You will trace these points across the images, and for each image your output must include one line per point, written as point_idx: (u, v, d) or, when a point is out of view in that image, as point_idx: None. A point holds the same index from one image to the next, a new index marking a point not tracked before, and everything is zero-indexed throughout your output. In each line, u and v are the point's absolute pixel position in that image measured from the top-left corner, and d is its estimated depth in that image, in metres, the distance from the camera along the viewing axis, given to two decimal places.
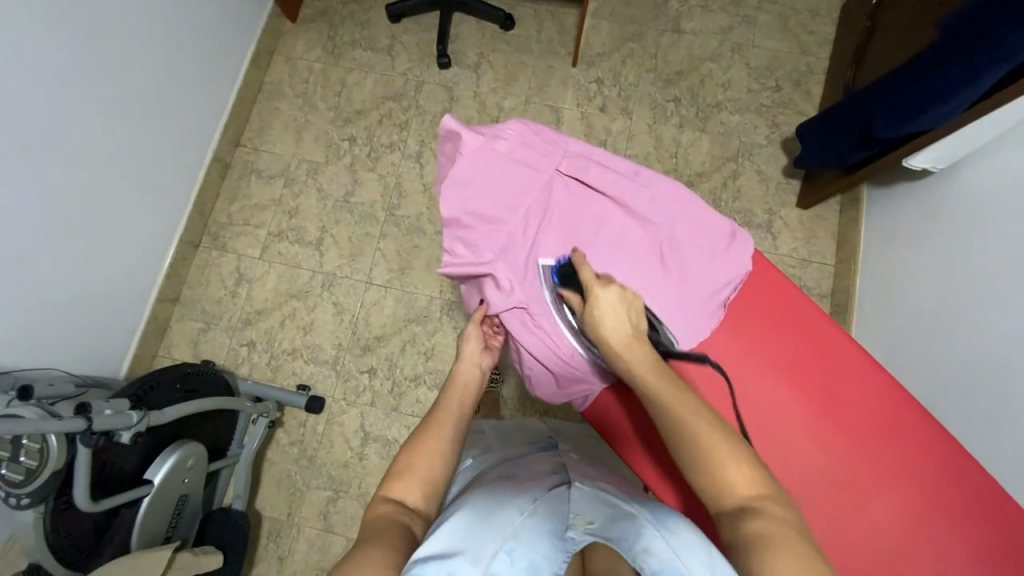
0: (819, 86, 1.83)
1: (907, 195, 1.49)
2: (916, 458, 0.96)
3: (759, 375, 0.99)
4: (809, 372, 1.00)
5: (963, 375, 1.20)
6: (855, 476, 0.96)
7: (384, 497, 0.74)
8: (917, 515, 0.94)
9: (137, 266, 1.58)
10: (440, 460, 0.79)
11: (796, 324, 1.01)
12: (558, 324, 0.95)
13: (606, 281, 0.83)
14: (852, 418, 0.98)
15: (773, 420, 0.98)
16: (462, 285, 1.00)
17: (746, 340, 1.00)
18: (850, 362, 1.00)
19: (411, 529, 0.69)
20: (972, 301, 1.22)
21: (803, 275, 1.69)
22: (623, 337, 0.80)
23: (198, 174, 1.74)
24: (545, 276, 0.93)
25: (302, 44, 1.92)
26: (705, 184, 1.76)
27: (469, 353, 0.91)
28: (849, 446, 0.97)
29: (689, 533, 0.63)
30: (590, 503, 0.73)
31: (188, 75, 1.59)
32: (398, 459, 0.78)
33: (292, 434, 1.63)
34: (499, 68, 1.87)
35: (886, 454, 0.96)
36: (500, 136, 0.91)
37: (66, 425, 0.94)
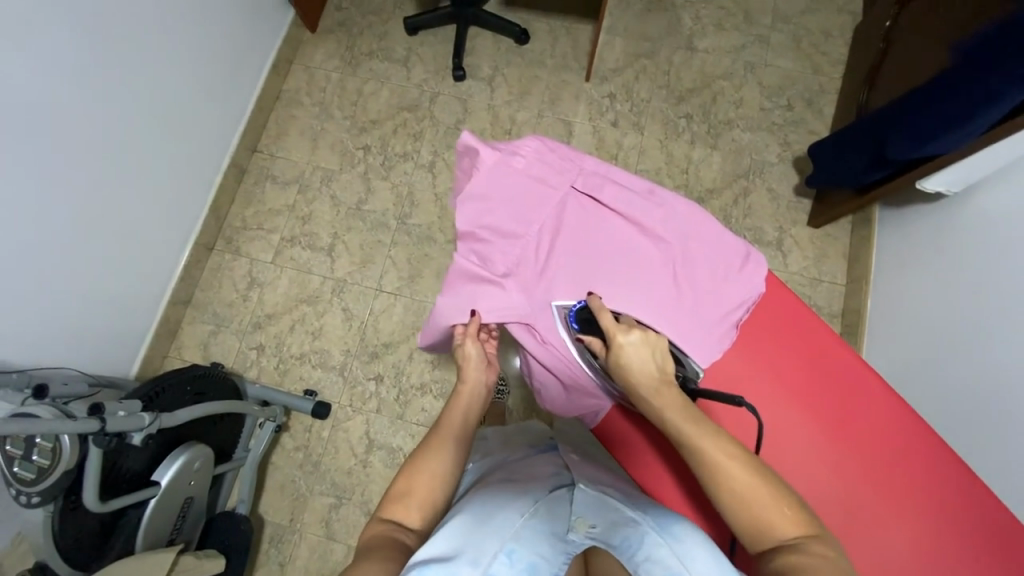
0: (831, 106, 1.83)
1: (919, 215, 1.49)
2: (929, 483, 0.95)
3: (768, 394, 0.99)
4: (819, 393, 0.99)
5: (973, 397, 1.19)
6: (867, 499, 0.94)
7: (380, 517, 0.75)
8: (931, 541, 0.92)
9: (153, 268, 1.61)
10: (440, 480, 0.79)
11: (804, 343, 1.01)
12: (565, 342, 0.94)
13: (629, 327, 0.82)
14: (864, 441, 0.97)
15: (784, 440, 0.97)
16: (440, 299, 0.96)
17: (756, 359, 1.00)
18: (860, 384, 0.99)
19: (407, 549, 0.70)
20: (987, 323, 1.20)
21: (814, 294, 1.68)
22: (651, 379, 0.79)
23: (214, 179, 1.77)
24: (562, 318, 0.93)
25: (320, 54, 1.96)
26: (716, 201, 1.76)
27: (473, 374, 0.89)
28: (861, 468, 0.96)
29: (688, 531, 0.66)
30: (592, 506, 0.76)
31: (209, 83, 1.63)
32: (396, 480, 0.79)
33: (297, 439, 1.64)
34: (513, 82, 1.89)
35: (898, 478, 0.95)
36: (516, 153, 0.93)
37: (79, 426, 0.95)
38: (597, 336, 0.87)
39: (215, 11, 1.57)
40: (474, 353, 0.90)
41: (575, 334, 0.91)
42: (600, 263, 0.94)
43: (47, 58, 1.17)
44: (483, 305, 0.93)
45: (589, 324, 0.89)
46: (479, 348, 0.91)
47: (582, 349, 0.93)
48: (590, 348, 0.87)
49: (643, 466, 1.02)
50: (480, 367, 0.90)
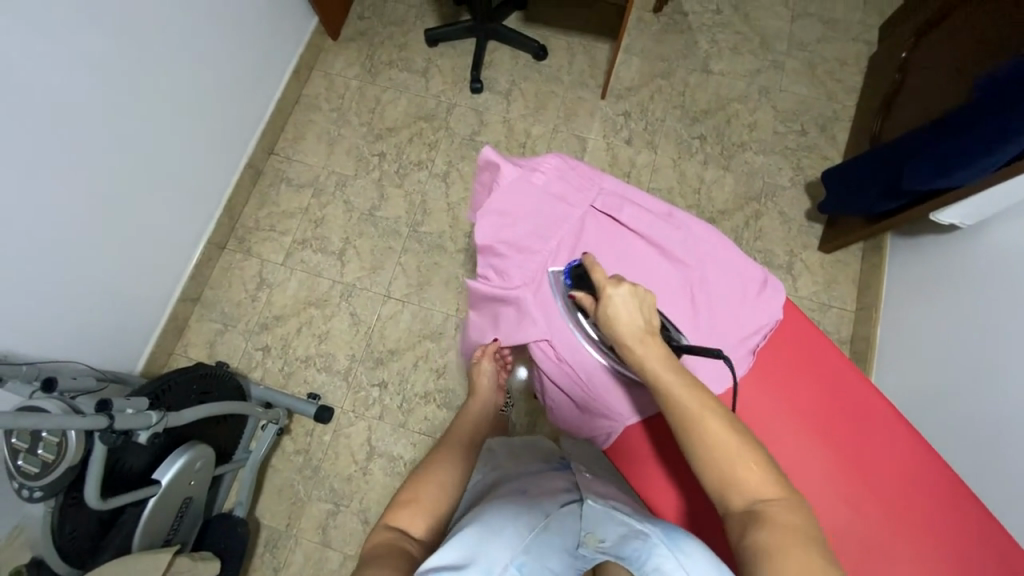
0: (844, 133, 1.84)
1: (934, 243, 1.48)
2: (943, 517, 0.93)
3: (782, 418, 0.98)
4: (834, 421, 0.98)
5: (983, 428, 1.17)
6: (879, 531, 0.93)
7: (386, 525, 0.77)
8: None
9: (165, 265, 1.62)
10: (443, 490, 0.84)
11: (821, 369, 1.00)
12: (581, 343, 0.93)
13: (619, 280, 0.80)
14: (877, 470, 0.96)
15: (796, 465, 0.96)
16: (473, 314, 1.03)
17: (770, 381, 0.99)
18: (876, 414, 0.98)
19: (412, 556, 0.71)
20: (1000, 351, 1.18)
21: (823, 320, 1.67)
22: (637, 332, 0.77)
23: (231, 179, 1.79)
24: (557, 282, 0.92)
25: (341, 61, 1.99)
26: (727, 222, 1.77)
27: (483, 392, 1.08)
28: (874, 498, 0.94)
29: (698, 544, 0.63)
30: (602, 519, 0.72)
31: (230, 84, 1.65)
32: (401, 492, 0.83)
33: (298, 442, 1.63)
34: (529, 97, 1.92)
35: (913, 513, 0.93)
36: (537, 169, 0.94)
37: (87, 423, 0.95)
38: (588, 293, 0.84)
39: (240, 16, 1.61)
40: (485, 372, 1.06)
41: (566, 290, 0.90)
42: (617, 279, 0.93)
43: (72, 52, 1.19)
44: (505, 321, 0.96)
45: (582, 279, 0.87)
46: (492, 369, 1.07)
47: (600, 343, 0.92)
48: (581, 306, 0.84)
49: (649, 480, 0.97)
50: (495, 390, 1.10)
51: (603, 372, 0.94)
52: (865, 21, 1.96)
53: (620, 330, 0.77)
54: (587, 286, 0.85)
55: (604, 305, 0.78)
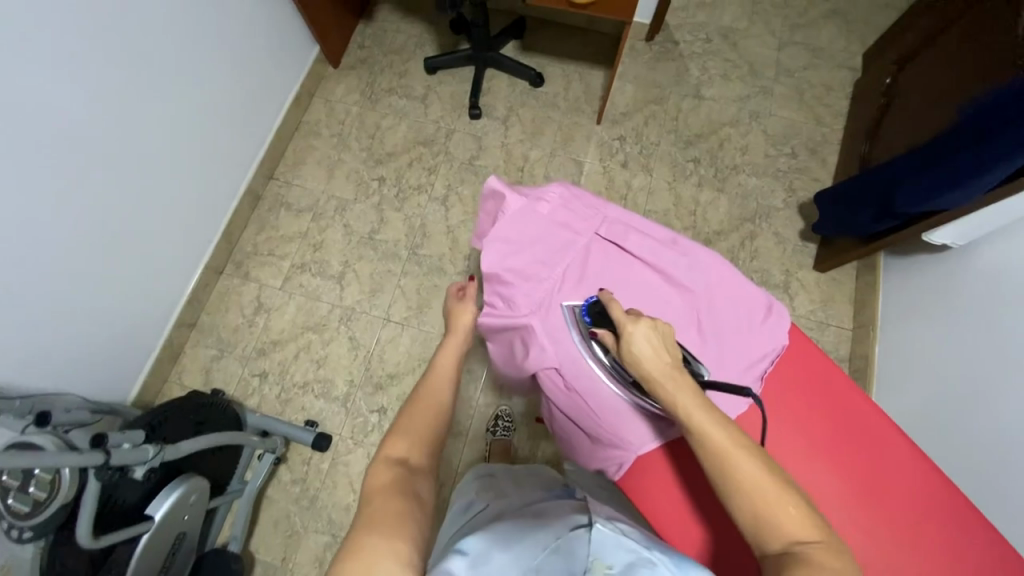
0: (834, 155, 1.90)
1: (926, 264, 1.51)
2: (964, 552, 0.91)
3: (795, 449, 0.97)
4: (850, 453, 0.97)
5: (981, 446, 1.16)
6: (899, 568, 0.90)
7: (382, 463, 0.76)
8: None
9: (162, 290, 1.61)
10: (434, 417, 0.86)
11: (831, 398, 1.00)
12: (590, 369, 0.93)
13: (637, 316, 0.80)
14: (894, 504, 0.94)
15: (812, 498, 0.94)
16: (490, 344, 1.03)
17: (781, 411, 0.99)
18: (888, 443, 0.97)
19: (415, 485, 0.74)
20: (994, 369, 1.19)
21: (821, 338, 1.68)
22: (662, 365, 0.77)
23: (230, 205, 1.79)
24: (573, 317, 0.92)
25: (342, 88, 2.03)
26: (723, 243, 1.79)
27: (461, 331, 0.98)
28: (893, 534, 0.92)
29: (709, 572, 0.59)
30: (610, 544, 0.64)
31: (232, 110, 1.67)
32: (394, 426, 0.83)
33: (295, 471, 1.59)
34: (526, 122, 1.96)
35: (935, 548, 0.91)
36: (542, 199, 0.96)
37: (83, 460, 0.92)
38: (610, 330, 0.85)
39: (244, 44, 1.64)
40: (460, 305, 1.01)
41: (585, 327, 0.90)
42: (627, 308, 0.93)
43: (76, 81, 1.19)
44: (518, 347, 0.96)
45: (602, 317, 0.87)
46: (468, 306, 1.00)
47: (613, 368, 0.91)
48: (603, 342, 0.85)
49: (666, 513, 0.95)
50: (466, 333, 0.99)
51: (611, 400, 0.93)
52: (849, 50, 2.04)
53: (644, 363, 0.77)
54: (609, 323, 0.86)
55: (627, 342, 0.78)
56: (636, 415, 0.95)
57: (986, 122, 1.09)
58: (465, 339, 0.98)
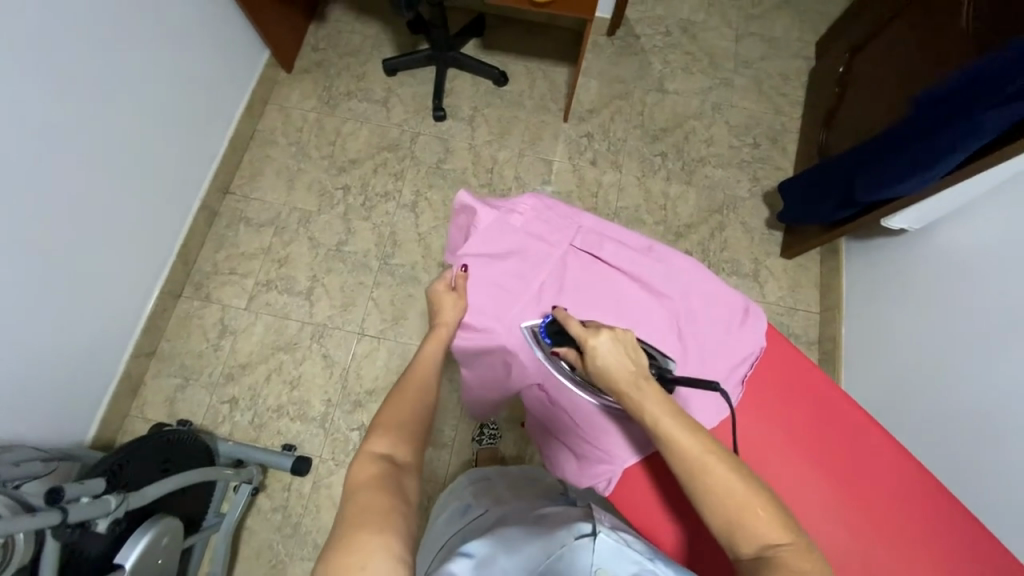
0: (793, 144, 1.95)
1: (885, 248, 1.57)
2: (941, 538, 0.94)
3: (776, 448, 0.99)
4: (831, 449, 1.00)
5: (955, 422, 1.22)
6: (881, 557, 0.93)
7: (367, 457, 0.71)
8: None
9: (114, 319, 1.50)
10: (421, 409, 0.80)
11: (810, 398, 1.03)
12: (564, 386, 0.94)
13: (597, 328, 0.79)
14: (874, 495, 0.97)
15: (797, 494, 0.97)
16: (463, 370, 1.02)
17: (762, 413, 1.01)
18: (864, 437, 1.00)
19: (399, 484, 0.69)
20: (962, 344, 1.26)
21: (791, 323, 1.73)
22: (629, 375, 0.76)
23: (183, 226, 1.69)
24: (533, 337, 0.92)
25: (297, 94, 1.94)
26: (693, 235, 1.82)
27: (448, 320, 0.90)
28: (874, 524, 0.95)
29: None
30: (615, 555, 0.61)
31: (178, 123, 1.57)
32: (378, 417, 0.77)
33: (275, 499, 1.53)
34: (493, 122, 1.92)
35: (914, 536, 0.94)
36: (514, 211, 0.96)
37: (40, 522, 0.85)
38: (573, 347, 0.85)
39: (188, 52, 1.54)
40: (448, 295, 0.91)
41: (547, 346, 0.90)
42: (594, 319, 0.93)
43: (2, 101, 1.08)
44: (499, 368, 0.98)
45: (560, 335, 0.86)
46: (456, 297, 0.91)
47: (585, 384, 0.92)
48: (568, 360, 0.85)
49: (653, 518, 0.96)
50: (457, 324, 0.91)
51: (590, 414, 0.95)
52: (802, 39, 2.09)
53: (614, 374, 0.76)
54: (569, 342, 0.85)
55: (592, 357, 0.78)
56: (611, 425, 0.95)
57: (955, 106, 1.13)
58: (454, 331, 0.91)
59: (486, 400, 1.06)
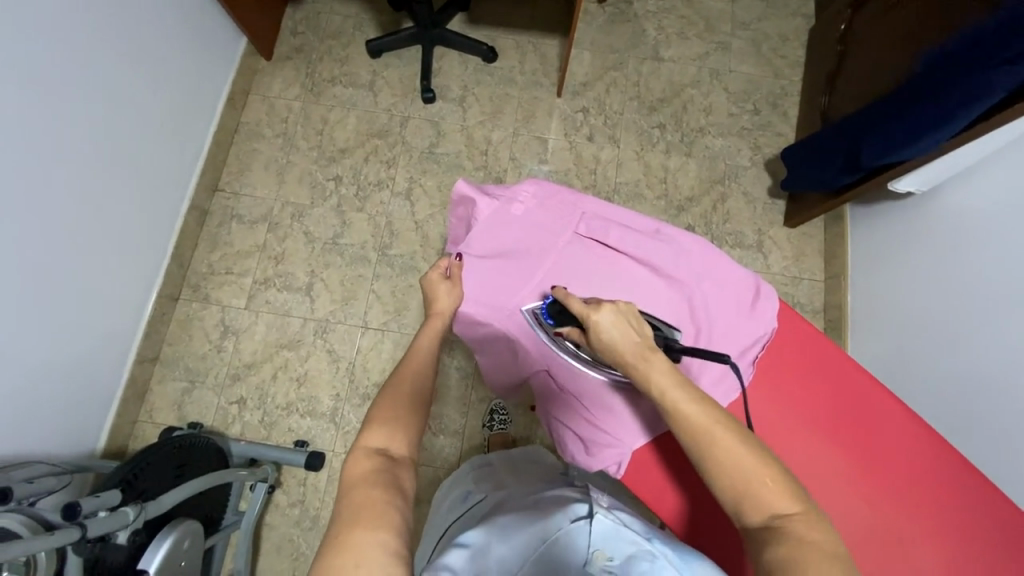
0: (794, 108, 1.89)
1: (890, 212, 1.55)
2: (954, 500, 0.95)
3: (785, 430, 0.99)
4: (843, 422, 1.00)
5: (981, 379, 1.19)
6: (894, 523, 0.95)
7: (364, 449, 0.71)
8: (964, 560, 0.92)
9: (113, 327, 1.48)
10: (416, 405, 0.78)
11: (819, 380, 1.02)
12: (576, 366, 0.93)
13: (599, 303, 0.79)
14: (887, 463, 0.98)
15: (811, 469, 0.97)
16: (479, 357, 1.02)
17: (771, 396, 1.01)
18: (877, 408, 1.00)
19: (397, 479, 0.68)
20: (977, 303, 1.24)
21: (796, 292, 1.71)
22: (636, 348, 0.75)
23: (174, 226, 1.65)
24: (534, 320, 0.91)
25: (279, 82, 1.86)
26: (695, 209, 1.78)
27: (445, 306, 0.91)
28: (889, 493, 0.96)
29: (712, 564, 0.57)
30: (611, 535, 0.59)
31: (159, 120, 1.51)
32: (373, 408, 0.76)
33: (291, 495, 1.55)
34: (484, 102, 1.86)
35: (927, 500, 0.95)
36: (516, 199, 0.94)
37: (58, 539, 0.86)
38: (574, 326, 0.84)
39: (163, 44, 1.47)
40: (443, 284, 0.91)
41: (547, 326, 0.89)
42: (596, 297, 0.92)
43: None
44: (505, 354, 0.98)
45: (563, 315, 0.85)
46: (451, 286, 0.91)
47: (595, 362, 0.92)
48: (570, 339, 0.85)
49: (664, 499, 0.96)
50: (453, 313, 0.92)
51: (603, 391, 0.94)
52: None
53: (619, 349, 0.76)
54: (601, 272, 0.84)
55: (595, 331, 0.78)
56: (622, 409, 0.95)
57: (960, 66, 1.09)
58: (448, 320, 0.91)
59: (503, 384, 1.05)
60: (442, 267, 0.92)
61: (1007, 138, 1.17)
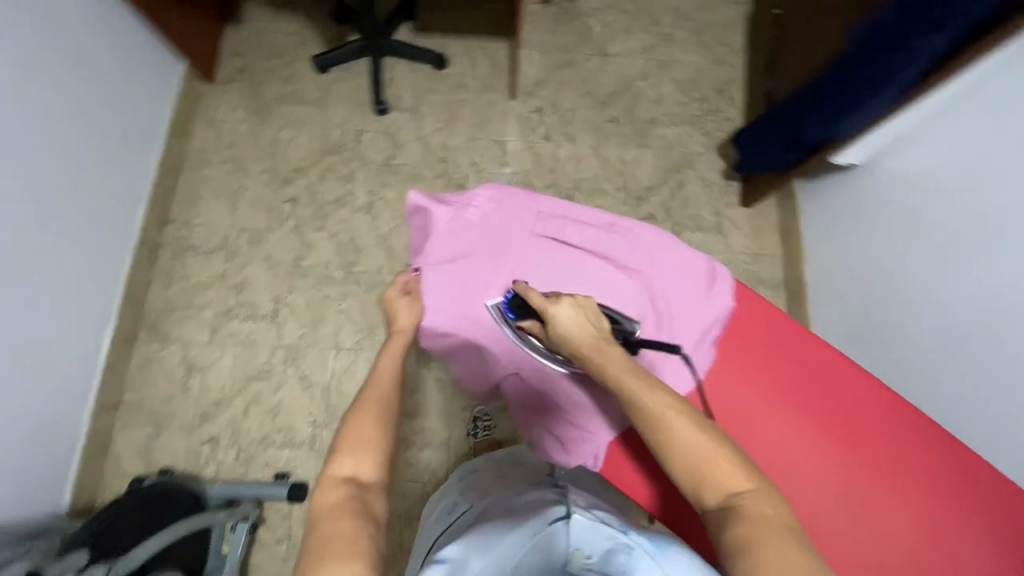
0: (740, 92, 1.95)
1: (835, 183, 1.61)
2: (921, 459, 0.95)
3: (753, 410, 0.98)
4: (807, 395, 0.99)
5: (937, 333, 1.26)
6: (867, 491, 0.94)
7: (332, 477, 0.69)
8: (934, 516, 0.92)
9: (67, 378, 1.40)
10: (386, 426, 0.75)
11: (781, 354, 1.01)
12: (540, 361, 0.94)
13: (558, 297, 0.83)
14: (854, 431, 0.97)
15: (780, 446, 0.96)
16: (452, 365, 1.00)
17: (735, 376, 0.99)
18: (838, 376, 1.00)
19: (366, 506, 0.67)
20: (925, 261, 1.31)
21: (759, 269, 1.76)
22: (593, 341, 0.79)
23: (123, 265, 1.57)
24: (499, 315, 0.92)
25: (223, 106, 1.80)
26: (655, 197, 1.82)
27: (405, 324, 0.88)
28: (859, 460, 0.96)
29: (686, 549, 0.58)
30: (589, 533, 0.60)
31: (95, 156, 1.43)
32: (341, 432, 0.73)
33: (276, 530, 1.49)
34: (438, 110, 1.84)
35: (895, 462, 0.95)
36: (470, 204, 0.94)
37: None
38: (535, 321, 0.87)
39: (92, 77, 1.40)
40: (402, 300, 0.90)
41: (511, 321, 0.91)
42: (559, 290, 0.94)
43: None
44: (475, 362, 0.96)
45: (525, 309, 0.88)
46: (411, 302, 0.90)
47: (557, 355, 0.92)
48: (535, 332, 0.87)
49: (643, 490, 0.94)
50: (414, 329, 0.90)
51: (575, 386, 0.95)
52: None
53: (575, 342, 0.79)
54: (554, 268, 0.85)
55: (553, 323, 0.81)
56: (591, 401, 0.95)
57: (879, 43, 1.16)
58: (411, 336, 0.89)
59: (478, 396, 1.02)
60: (403, 282, 0.91)
61: (935, 104, 1.26)
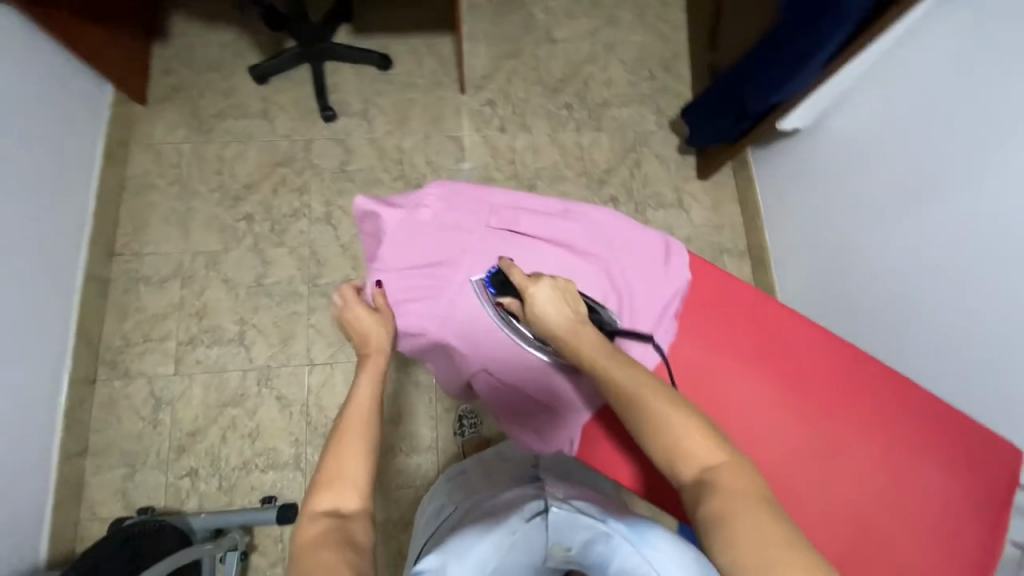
0: (686, 67, 1.98)
1: (785, 149, 1.66)
2: (875, 398, 1.00)
3: (717, 372, 1.02)
4: (764, 351, 1.04)
5: (891, 281, 1.32)
6: (828, 433, 0.99)
7: (314, 512, 0.68)
8: (894, 449, 0.97)
9: (25, 428, 1.33)
10: (369, 456, 0.74)
11: (738, 316, 1.06)
12: (517, 348, 0.94)
13: (537, 277, 0.83)
14: (810, 379, 1.02)
15: (744, 403, 1.01)
16: (429, 365, 0.99)
17: (699, 343, 1.04)
18: (790, 330, 1.04)
19: (351, 536, 0.66)
20: (874, 212, 1.37)
21: (721, 239, 1.81)
22: (570, 325, 0.79)
23: (73, 304, 1.50)
24: (483, 289, 0.93)
25: (160, 127, 1.72)
26: (615, 179, 1.84)
27: (376, 338, 0.85)
28: (817, 406, 1.00)
29: (661, 527, 0.59)
30: (568, 526, 0.62)
31: (26, 193, 1.35)
32: (322, 464, 0.72)
33: (270, 554, 1.46)
34: (388, 111, 1.81)
35: (851, 404, 1.00)
36: (421, 205, 0.95)
37: None
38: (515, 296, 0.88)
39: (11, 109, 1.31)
40: (366, 314, 0.86)
41: (493, 298, 0.91)
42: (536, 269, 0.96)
43: None
44: (448, 362, 0.96)
45: (507, 284, 0.90)
46: (378, 317, 0.86)
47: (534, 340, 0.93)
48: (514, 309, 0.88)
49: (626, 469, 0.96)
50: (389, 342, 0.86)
51: (551, 372, 0.96)
52: None
53: (551, 325, 0.79)
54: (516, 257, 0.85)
55: (533, 304, 0.80)
56: (568, 386, 0.97)
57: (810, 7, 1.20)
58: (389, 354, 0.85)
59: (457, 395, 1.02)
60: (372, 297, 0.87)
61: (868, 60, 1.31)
